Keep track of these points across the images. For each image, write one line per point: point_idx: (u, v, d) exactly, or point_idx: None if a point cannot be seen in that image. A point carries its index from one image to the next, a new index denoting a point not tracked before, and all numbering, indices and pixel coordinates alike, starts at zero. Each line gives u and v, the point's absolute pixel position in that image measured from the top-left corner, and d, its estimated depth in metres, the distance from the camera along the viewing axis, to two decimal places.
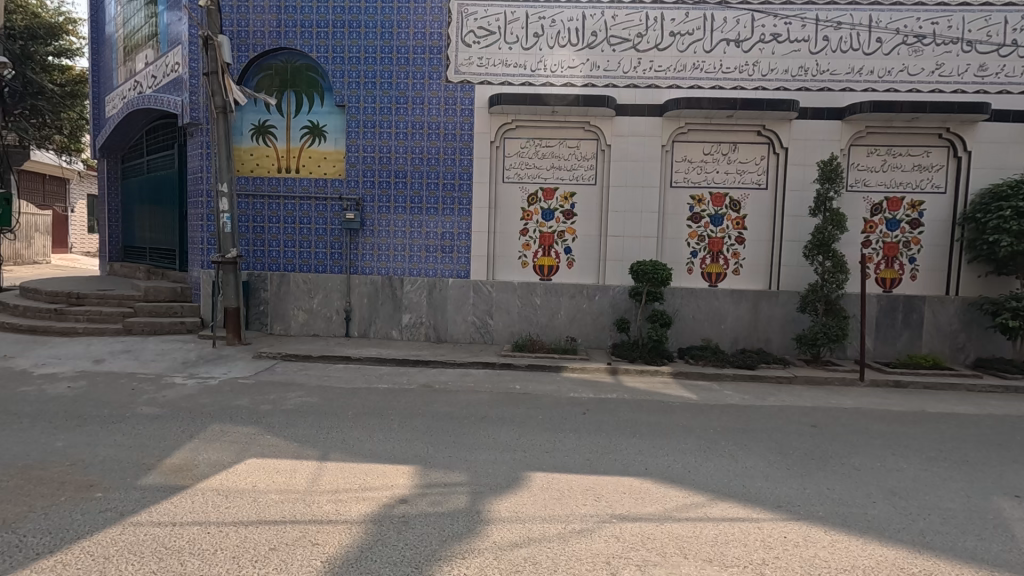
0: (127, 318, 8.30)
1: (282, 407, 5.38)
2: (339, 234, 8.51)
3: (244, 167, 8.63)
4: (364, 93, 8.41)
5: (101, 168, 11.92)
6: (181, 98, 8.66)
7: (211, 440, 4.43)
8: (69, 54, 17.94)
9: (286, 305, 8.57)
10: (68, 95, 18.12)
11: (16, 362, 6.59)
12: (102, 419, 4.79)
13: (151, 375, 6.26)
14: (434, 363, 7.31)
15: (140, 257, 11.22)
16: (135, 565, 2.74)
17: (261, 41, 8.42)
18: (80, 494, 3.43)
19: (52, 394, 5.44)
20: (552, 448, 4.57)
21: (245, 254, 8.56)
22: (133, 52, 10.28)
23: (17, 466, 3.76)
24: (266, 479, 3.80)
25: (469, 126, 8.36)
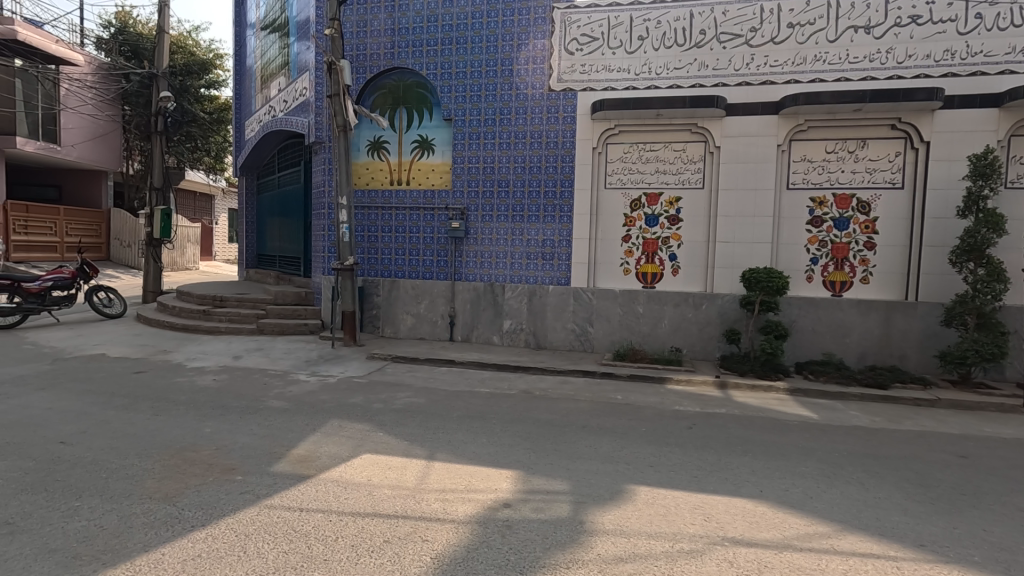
0: (260, 319, 9.22)
1: (393, 406, 5.69)
2: (445, 243, 8.88)
3: (361, 181, 9.27)
4: (470, 106, 8.72)
5: (241, 185, 13.42)
6: (307, 119, 9.50)
7: (331, 434, 4.79)
8: (217, 85, 20.39)
9: (395, 309, 9.07)
10: (215, 121, 20.65)
11: (173, 355, 7.57)
12: (241, 410, 5.35)
13: (279, 371, 6.91)
14: (534, 370, 7.36)
15: (271, 264, 12.44)
16: (270, 544, 3.02)
17: (377, 63, 9.02)
18: (224, 476, 3.85)
19: (201, 385, 6.17)
20: (656, 462, 4.42)
21: (360, 261, 9.19)
22: (268, 80, 11.47)
23: (175, 448, 4.30)
24: (380, 474, 4.02)
25: (571, 134, 8.37)
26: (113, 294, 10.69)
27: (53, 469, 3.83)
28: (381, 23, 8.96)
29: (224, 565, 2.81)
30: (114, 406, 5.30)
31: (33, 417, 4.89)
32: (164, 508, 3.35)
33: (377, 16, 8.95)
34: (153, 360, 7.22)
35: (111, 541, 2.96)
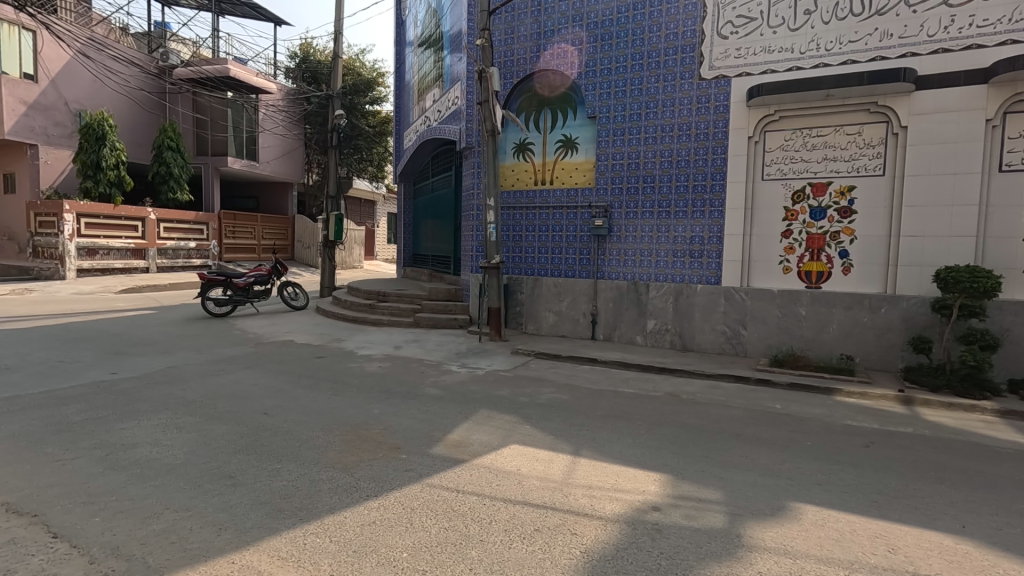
0: (416, 313, 10.02)
1: (537, 401, 5.83)
2: (588, 241, 8.89)
3: (507, 182, 9.60)
4: (615, 102, 8.61)
5: (399, 191, 14.71)
6: (459, 126, 10.09)
7: (481, 423, 5.06)
8: (380, 101, 22.64)
9: (538, 306, 9.28)
10: (378, 133, 22.94)
11: (345, 344, 8.54)
12: (403, 395, 5.88)
13: (434, 361, 7.46)
14: (681, 373, 7.06)
15: (424, 263, 13.46)
16: (433, 520, 3.28)
17: (523, 67, 9.30)
18: (391, 454, 4.26)
19: (369, 371, 6.89)
20: (825, 481, 3.98)
21: (506, 260, 9.54)
22: (424, 93, 12.42)
23: (350, 425, 4.87)
24: (528, 465, 4.16)
25: (724, 123, 7.88)
26: (298, 289, 12.34)
27: (260, 435, 4.55)
28: (528, 28, 9.21)
29: (395, 534, 3.11)
30: (302, 385, 6.13)
31: (243, 391, 5.85)
32: (344, 477, 3.80)
33: (524, 21, 9.23)
34: (330, 348, 8.22)
35: (305, 501, 3.44)
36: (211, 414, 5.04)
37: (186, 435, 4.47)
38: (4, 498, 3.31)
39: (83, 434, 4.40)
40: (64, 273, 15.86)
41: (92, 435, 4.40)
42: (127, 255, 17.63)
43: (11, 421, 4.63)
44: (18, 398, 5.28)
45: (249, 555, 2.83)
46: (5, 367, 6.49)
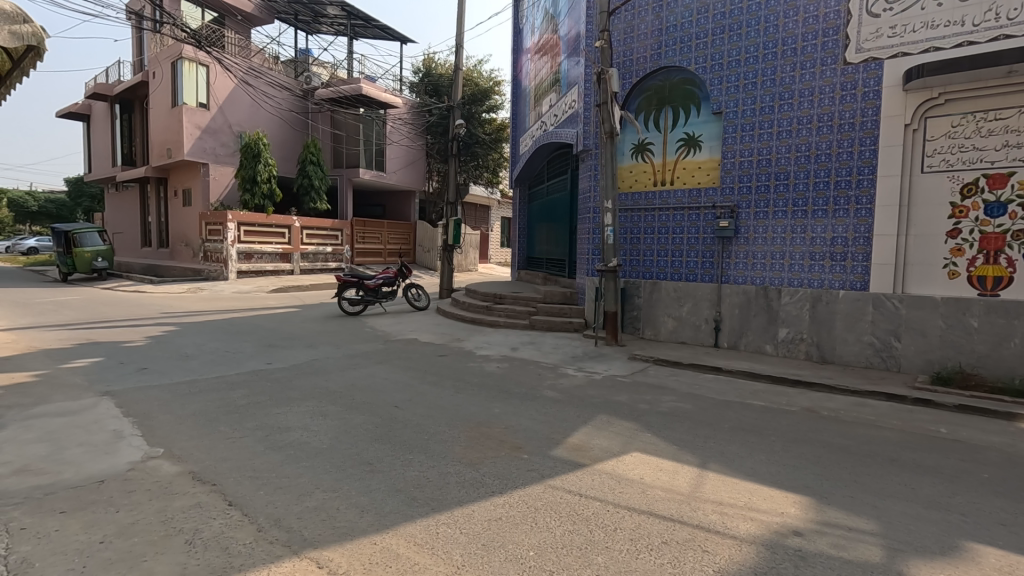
0: (532, 315, 10.17)
1: (658, 408, 5.64)
2: (712, 243, 8.45)
3: (624, 184, 9.40)
4: (744, 95, 8.11)
5: (514, 195, 15.00)
6: (576, 129, 10.07)
7: (601, 429, 4.99)
8: (497, 109, 23.41)
9: (656, 311, 8.98)
10: (494, 140, 23.71)
11: (465, 343, 8.89)
12: (521, 396, 5.98)
13: (550, 364, 7.51)
14: (819, 387, 6.44)
15: (538, 266, 13.61)
16: (557, 521, 3.29)
17: (643, 65, 9.08)
18: (514, 453, 4.35)
19: (488, 371, 7.10)
20: (1011, 521, 3.41)
21: (623, 263, 9.35)
22: (541, 98, 12.57)
23: (473, 422, 5.04)
24: (652, 474, 4.03)
25: (874, 111, 7.10)
26: (421, 291, 13.06)
27: (392, 426, 4.87)
28: (648, 25, 8.98)
29: (521, 532, 3.16)
30: (427, 382, 6.48)
31: (376, 384, 6.30)
32: (471, 472, 3.94)
33: (645, 19, 9.00)
34: (451, 347, 8.60)
35: (435, 492, 3.62)
36: (349, 404, 5.50)
37: (329, 422, 4.92)
38: (191, 466, 3.87)
39: (247, 416, 5.00)
40: (227, 275, 18.22)
41: (255, 417, 4.99)
42: (276, 258, 19.82)
43: (193, 401, 5.39)
44: (197, 382, 6.14)
45: (389, 537, 3.04)
46: (186, 355, 7.58)
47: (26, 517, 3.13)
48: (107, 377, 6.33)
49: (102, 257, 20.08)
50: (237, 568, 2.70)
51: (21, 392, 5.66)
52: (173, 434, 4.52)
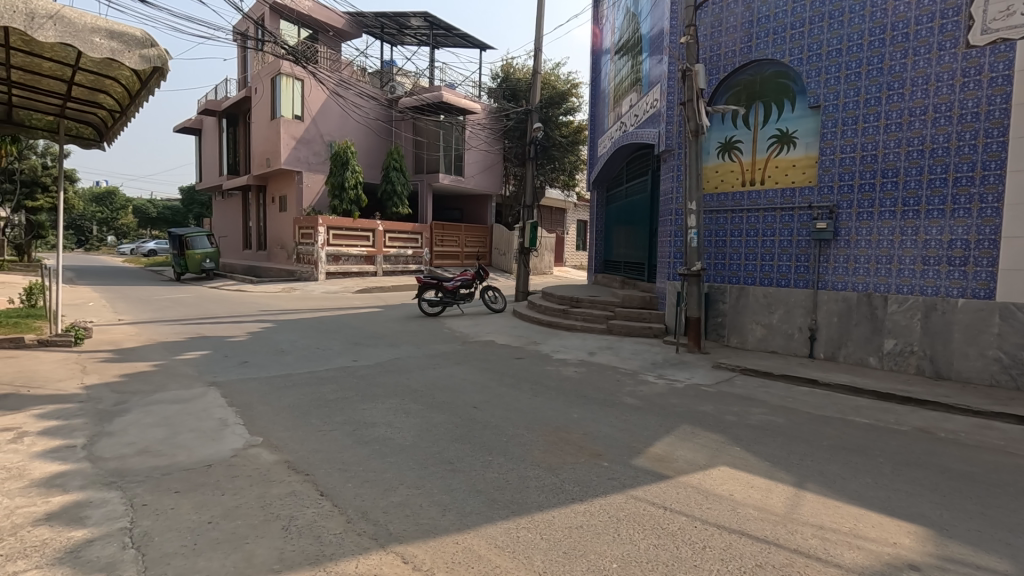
0: (610, 320, 9.98)
1: (747, 421, 5.32)
2: (807, 246, 7.90)
3: (710, 184, 9.01)
4: (845, 87, 7.54)
5: (592, 198, 14.83)
6: (658, 129, 9.78)
7: (685, 439, 4.78)
8: (574, 111, 23.47)
9: (743, 318, 8.53)
10: (571, 143, 23.77)
11: (542, 347, 8.87)
12: (600, 402, 5.86)
13: (629, 370, 7.31)
14: (934, 405, 5.83)
15: (616, 270, 13.37)
16: (641, 534, 3.17)
17: (731, 60, 8.68)
18: (593, 460, 4.25)
19: (565, 375, 7.03)
20: None
21: (707, 267, 8.97)
22: (620, 98, 12.34)
23: (552, 426, 5.00)
24: (742, 491, 3.80)
25: (1003, 99, 6.35)
26: (497, 293, 13.18)
27: (472, 427, 4.92)
28: (738, 18, 8.57)
29: (603, 542, 3.07)
30: (505, 384, 6.51)
31: (455, 384, 6.41)
32: (550, 477, 3.90)
33: (734, 11, 8.60)
34: (528, 350, 8.61)
35: (515, 495, 3.61)
36: (430, 403, 5.63)
37: (412, 419, 5.05)
38: (286, 456, 4.10)
39: (337, 410, 5.25)
40: (317, 276, 19.35)
41: (343, 411, 5.22)
42: (361, 261, 20.80)
43: (287, 394, 5.74)
44: (291, 376, 6.53)
45: (470, 538, 3.05)
46: (281, 350, 8.09)
47: (147, 494, 3.44)
48: (213, 368, 6.88)
49: (210, 258, 21.98)
50: (329, 557, 2.82)
51: (143, 380, 6.28)
52: (271, 424, 4.82)
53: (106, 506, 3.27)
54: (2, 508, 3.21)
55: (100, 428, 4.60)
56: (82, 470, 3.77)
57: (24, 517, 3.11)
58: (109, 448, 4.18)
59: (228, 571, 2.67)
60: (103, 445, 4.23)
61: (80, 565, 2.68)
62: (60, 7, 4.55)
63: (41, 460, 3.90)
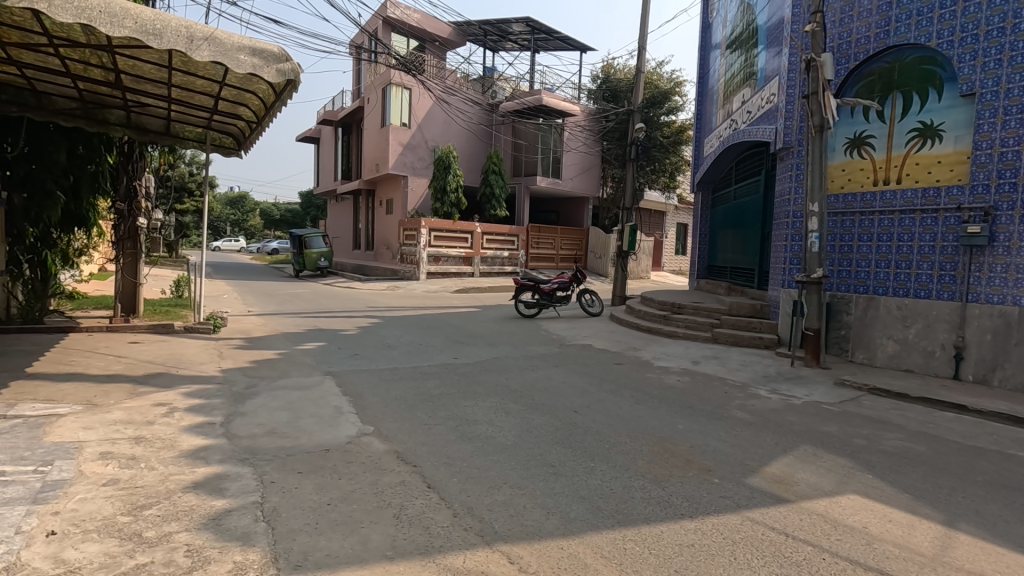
0: (715, 328, 9.47)
1: (880, 446, 4.77)
2: (955, 252, 6.99)
3: (835, 184, 8.26)
4: (1009, 71, 6.57)
5: (696, 200, 14.18)
6: (775, 126, 9.14)
7: (807, 461, 4.38)
8: (677, 110, 22.71)
9: (872, 331, 7.73)
10: (672, 143, 23.03)
11: (642, 353, 8.59)
12: (707, 414, 5.55)
13: (739, 382, 6.86)
14: None
15: (722, 275, 12.69)
16: (760, 560, 2.93)
17: (864, 47, 7.91)
18: (703, 475, 4.02)
19: (668, 384, 6.73)
20: None
21: (829, 274, 8.23)
22: (731, 94, 11.69)
23: (656, 436, 4.80)
24: (878, 524, 3.40)
25: None
26: (595, 297, 12.94)
27: (573, 431, 4.85)
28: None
29: (717, 564, 2.87)
30: (606, 389, 6.36)
31: (555, 387, 6.37)
32: (657, 489, 3.72)
33: None
34: (627, 355, 8.37)
35: (621, 504, 3.48)
36: (530, 404, 5.63)
37: (513, 419, 5.08)
38: (395, 446, 4.27)
39: (441, 405, 5.40)
40: (418, 275, 20.24)
41: (446, 407, 5.36)
42: (459, 262, 21.44)
43: (394, 387, 6.00)
44: (398, 370, 6.84)
45: (575, 544, 2.98)
46: (388, 345, 8.50)
47: (275, 472, 3.73)
48: (329, 359, 7.38)
49: (324, 257, 23.74)
50: (438, 549, 2.87)
51: (270, 367, 6.87)
52: (381, 415, 5.05)
53: (241, 480, 3.58)
54: (159, 473, 3.63)
55: (235, 409, 5.08)
56: (220, 445, 4.16)
57: (176, 484, 3.49)
58: (243, 427, 4.60)
59: (346, 552, 2.81)
60: (237, 424, 4.66)
61: (221, 532, 2.95)
62: (214, 30, 5.06)
63: (188, 433, 4.36)
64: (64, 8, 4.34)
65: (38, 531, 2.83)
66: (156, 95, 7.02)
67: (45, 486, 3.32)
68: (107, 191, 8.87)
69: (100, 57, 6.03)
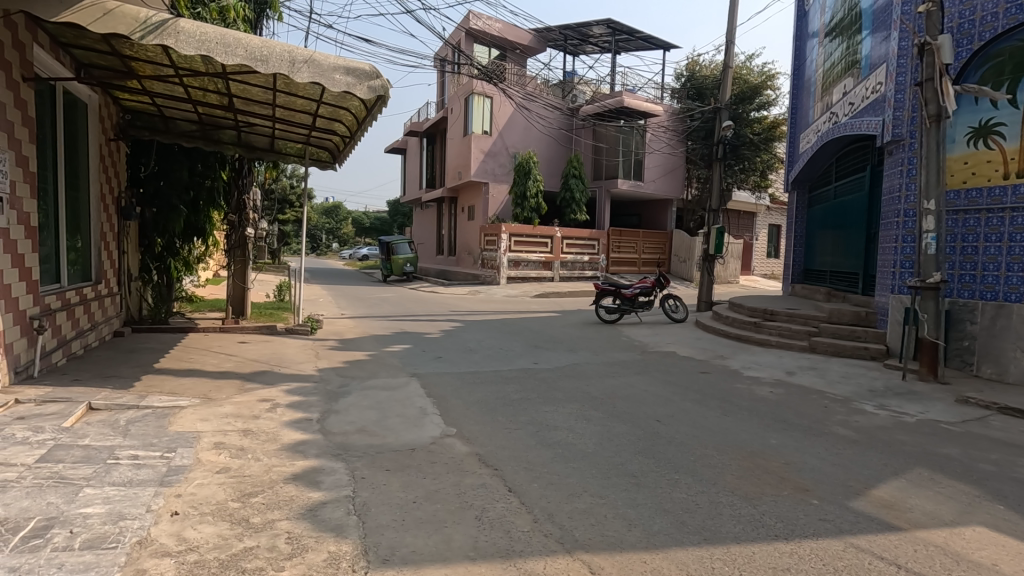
0: (813, 337, 8.84)
1: (1013, 474, 4.22)
2: None
3: (954, 179, 7.45)
4: None
5: (791, 200, 13.33)
6: (882, 117, 8.41)
7: (922, 486, 3.97)
8: (768, 105, 21.56)
9: (1002, 343, 6.87)
10: (764, 140, 21.84)
11: (730, 362, 8.18)
12: (804, 429, 5.18)
13: (840, 396, 6.34)
14: None
15: (820, 280, 11.84)
16: None
17: (991, 25, 7.08)
18: (798, 494, 3.75)
19: (760, 395, 6.36)
20: None
21: (949, 279, 7.43)
22: (830, 86, 10.89)
23: (746, 451, 4.54)
24: (1011, 562, 3.01)
25: None
26: (678, 302, 12.50)
27: (656, 441, 4.70)
28: None
29: None
30: (691, 399, 6.12)
31: (636, 395, 6.22)
32: (747, 508, 3.52)
33: None
34: (714, 364, 8.00)
35: (707, 520, 3.33)
36: (611, 412, 5.53)
37: (593, 427, 5.01)
38: (477, 449, 4.36)
39: (521, 410, 5.44)
40: (498, 279, 20.55)
41: (527, 412, 5.39)
42: (538, 266, 21.51)
43: (476, 391, 6.13)
44: (479, 373, 6.97)
45: (659, 559, 2.89)
46: (470, 349, 8.69)
47: (365, 468, 3.93)
48: (414, 361, 7.67)
49: (409, 263, 24.73)
50: (518, 553, 2.89)
51: (360, 367, 7.24)
52: (463, 417, 5.17)
53: (335, 474, 3.81)
54: (263, 464, 3.94)
55: (329, 406, 5.41)
56: (316, 441, 4.44)
57: (278, 475, 3.77)
58: (337, 425, 4.88)
59: (431, 550, 2.90)
60: (331, 421, 4.95)
61: (317, 522, 3.15)
62: (313, 54, 5.43)
63: (288, 428, 4.70)
64: (188, 42, 4.93)
65: (164, 510, 3.17)
66: (262, 115, 7.65)
67: (170, 470, 3.71)
68: (221, 205, 9.73)
69: (216, 84, 6.68)
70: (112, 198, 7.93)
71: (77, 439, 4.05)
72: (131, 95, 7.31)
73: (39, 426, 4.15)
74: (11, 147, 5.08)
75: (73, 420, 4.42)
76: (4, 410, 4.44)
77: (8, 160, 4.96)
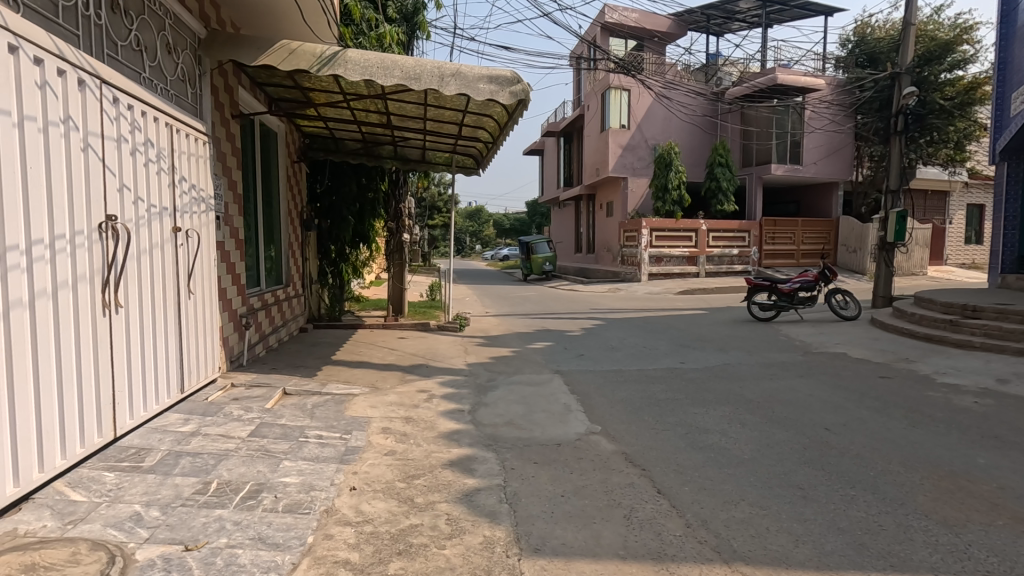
0: None
1: None
2: None
3: None
4: None
5: (1000, 172, 11.17)
6: None
7: None
8: (963, 64, 18.32)
9: None
10: (960, 105, 18.50)
11: (918, 366, 7.07)
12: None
13: None
14: None
15: None
16: None
17: None
18: (1019, 525, 3.13)
19: (960, 406, 5.40)
20: None
21: None
22: None
23: (943, 470, 3.89)
24: None
25: None
26: (849, 297, 11.08)
27: (826, 452, 4.23)
28: None
29: None
30: (867, 407, 5.40)
31: (801, 400, 5.65)
32: (948, 536, 3.01)
33: None
34: (897, 368, 6.96)
35: (895, 546, 2.91)
36: (771, 417, 5.09)
37: (750, 432, 4.66)
38: (624, 447, 4.30)
39: (669, 411, 5.25)
40: (639, 276, 20.03)
41: (675, 413, 5.18)
42: (682, 262, 20.56)
43: (620, 389, 6.03)
44: (622, 372, 6.88)
45: None
46: (613, 347, 8.59)
47: (515, 460, 4.08)
48: (557, 358, 7.78)
49: (548, 262, 25.10)
50: (671, 557, 2.80)
51: (507, 363, 7.53)
52: (608, 415, 5.14)
53: (487, 464, 4.00)
54: (424, 450, 4.28)
55: (479, 399, 5.70)
56: (469, 431, 4.72)
57: (436, 460, 4.07)
58: (487, 417, 5.13)
59: (581, 544, 2.92)
60: (482, 413, 5.22)
61: (472, 507, 3.34)
62: (459, 66, 5.71)
63: (444, 418, 5.06)
64: (354, 69, 5.52)
65: (344, 485, 3.59)
66: (416, 129, 8.30)
67: (347, 450, 4.20)
68: (382, 213, 10.78)
69: (376, 104, 7.41)
70: (297, 212, 9.18)
71: (276, 418, 4.77)
72: (309, 121, 8.39)
73: (249, 406, 4.96)
74: (225, 173, 6.12)
75: (272, 402, 5.20)
76: (224, 392, 5.36)
77: (223, 185, 5.97)
